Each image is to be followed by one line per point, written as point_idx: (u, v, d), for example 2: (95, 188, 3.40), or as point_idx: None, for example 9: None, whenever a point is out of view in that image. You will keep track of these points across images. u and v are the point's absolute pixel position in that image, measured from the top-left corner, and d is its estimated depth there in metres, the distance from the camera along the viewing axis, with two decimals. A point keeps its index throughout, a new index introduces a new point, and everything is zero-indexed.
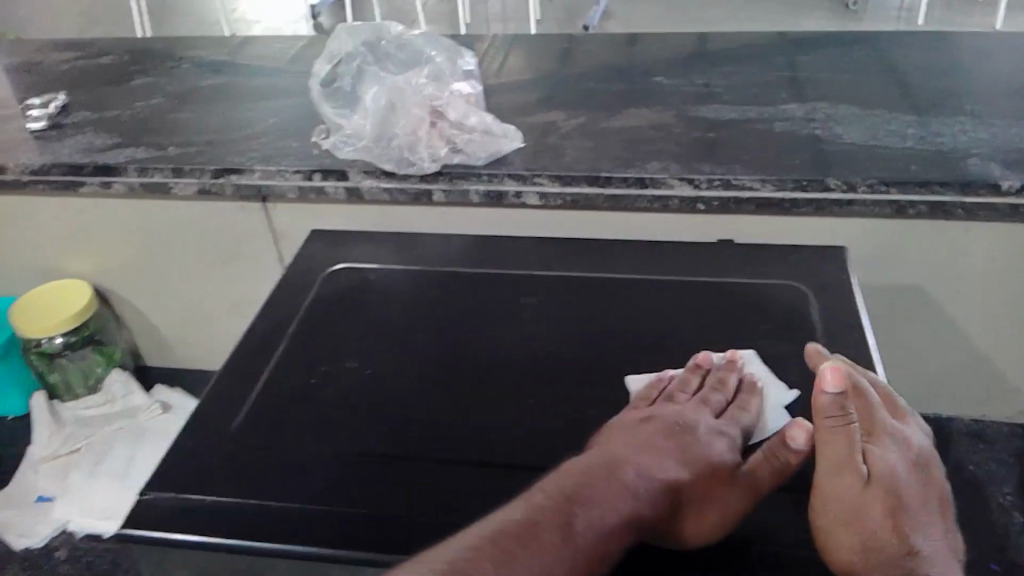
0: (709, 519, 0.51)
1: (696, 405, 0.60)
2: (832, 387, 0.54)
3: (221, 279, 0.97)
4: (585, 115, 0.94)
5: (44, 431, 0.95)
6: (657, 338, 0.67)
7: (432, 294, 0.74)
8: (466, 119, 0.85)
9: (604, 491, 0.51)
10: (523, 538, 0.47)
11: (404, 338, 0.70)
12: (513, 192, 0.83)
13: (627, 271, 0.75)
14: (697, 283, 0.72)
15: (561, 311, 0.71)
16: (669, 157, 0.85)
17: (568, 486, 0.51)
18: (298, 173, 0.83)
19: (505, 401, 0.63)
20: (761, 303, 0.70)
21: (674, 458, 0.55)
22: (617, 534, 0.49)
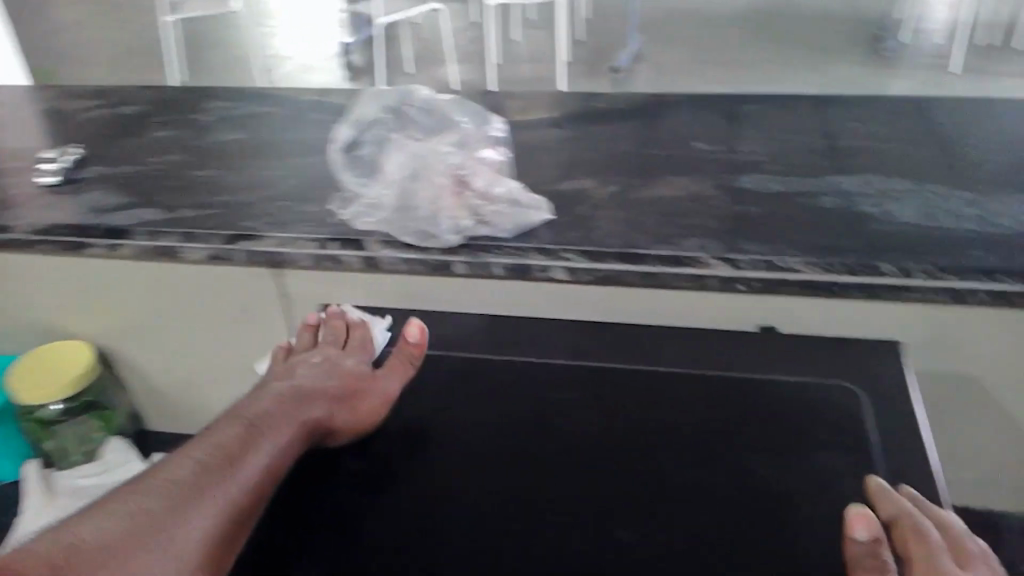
0: (349, 412, 0.70)
1: (326, 346, 0.76)
2: (861, 534, 0.50)
3: (230, 345, 0.93)
4: (620, 183, 0.89)
5: (35, 502, 0.90)
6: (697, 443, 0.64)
7: (458, 393, 0.72)
8: (493, 188, 0.80)
9: (272, 410, 0.67)
10: (223, 462, 0.61)
11: (448, 430, 0.69)
12: (539, 265, 0.78)
13: (658, 360, 0.72)
14: (728, 377, 0.69)
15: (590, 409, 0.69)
16: (708, 233, 0.80)
17: (244, 427, 0.64)
18: (313, 242, 0.78)
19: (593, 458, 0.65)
20: (805, 408, 0.65)
21: (312, 398, 0.70)
22: (292, 428, 0.66)
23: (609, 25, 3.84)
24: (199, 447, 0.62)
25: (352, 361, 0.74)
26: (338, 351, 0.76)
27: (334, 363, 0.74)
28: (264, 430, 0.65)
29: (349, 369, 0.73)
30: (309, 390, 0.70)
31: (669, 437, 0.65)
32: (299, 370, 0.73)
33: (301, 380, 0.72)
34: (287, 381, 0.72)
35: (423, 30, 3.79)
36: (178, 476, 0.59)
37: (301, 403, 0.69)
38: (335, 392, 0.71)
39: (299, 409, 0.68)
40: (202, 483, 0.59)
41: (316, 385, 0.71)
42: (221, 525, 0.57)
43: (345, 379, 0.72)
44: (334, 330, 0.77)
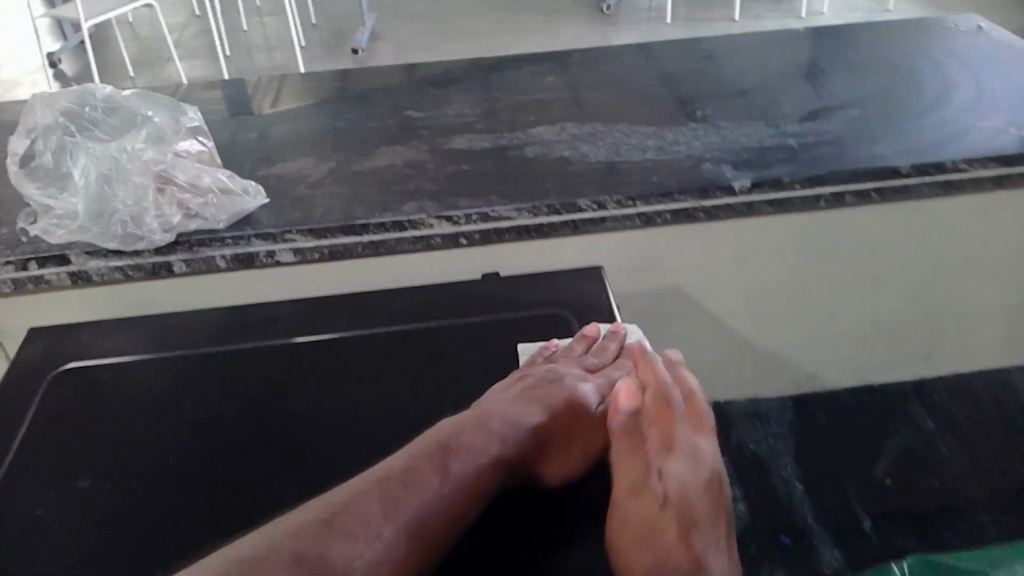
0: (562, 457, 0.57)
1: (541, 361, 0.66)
2: None
3: None
4: (338, 159, 0.90)
5: None
6: (438, 383, 0.65)
7: (203, 386, 0.66)
8: (199, 180, 0.78)
9: (460, 434, 0.55)
10: (315, 530, 0.47)
11: (209, 417, 0.63)
12: (264, 251, 0.78)
13: (409, 318, 0.72)
14: (456, 325, 0.71)
15: (325, 372, 0.67)
16: (426, 195, 0.83)
17: (365, 482, 0.51)
18: (9, 265, 0.74)
19: (400, 402, 0.63)
20: (524, 339, 0.69)
21: (520, 427, 0.57)
22: (494, 471, 0.54)
23: (340, 5, 3.78)
24: (330, 502, 0.49)
25: (571, 387, 0.61)
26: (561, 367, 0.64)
27: (562, 383, 0.62)
28: (406, 485, 0.51)
29: (491, 400, 0.60)
30: (508, 416, 0.57)
31: (420, 392, 0.64)
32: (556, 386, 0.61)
33: (502, 404, 0.59)
34: (487, 402, 0.59)
35: (140, 28, 3.53)
36: (257, 546, 0.46)
37: (498, 433, 0.56)
38: (563, 420, 0.59)
39: (504, 444, 0.55)
40: (292, 552, 0.45)
41: (534, 408, 0.59)
42: None
43: (535, 405, 0.59)
44: (567, 351, 0.67)
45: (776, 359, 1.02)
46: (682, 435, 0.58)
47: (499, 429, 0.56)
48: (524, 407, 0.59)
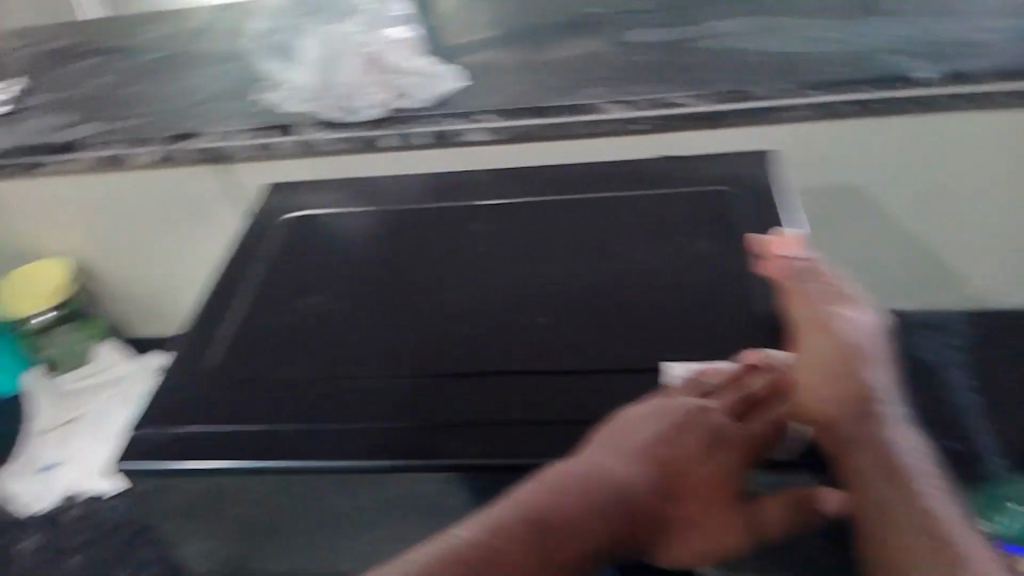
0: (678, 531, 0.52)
1: (686, 396, 0.57)
2: (788, 254, 0.62)
3: (190, 243, 1.00)
4: (524, 48, 0.96)
5: (48, 406, 0.99)
6: (604, 243, 0.71)
7: (403, 237, 0.77)
8: (405, 63, 0.88)
9: (568, 506, 0.51)
10: None
11: (408, 263, 0.74)
12: (457, 130, 0.86)
13: (584, 189, 0.78)
14: (620, 197, 0.76)
15: (505, 233, 0.75)
16: (604, 81, 0.87)
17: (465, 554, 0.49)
18: (248, 132, 0.87)
19: (570, 255, 0.71)
20: (686, 209, 0.73)
21: (625, 490, 0.52)
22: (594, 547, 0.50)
23: None
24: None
25: (708, 450, 0.54)
26: (708, 420, 0.56)
27: (698, 449, 0.54)
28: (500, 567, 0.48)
29: (615, 464, 0.53)
30: (622, 479, 0.53)
31: (582, 252, 0.71)
32: (693, 457, 0.54)
33: (623, 478, 0.53)
34: (610, 468, 0.53)
35: None
36: None
37: (603, 501, 0.51)
38: (686, 505, 0.53)
39: (609, 517, 0.51)
40: None
41: (647, 468, 0.54)
42: None
43: (652, 461, 0.54)
44: (721, 383, 0.58)
45: (955, 266, 1.00)
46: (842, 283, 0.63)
47: (603, 497, 0.51)
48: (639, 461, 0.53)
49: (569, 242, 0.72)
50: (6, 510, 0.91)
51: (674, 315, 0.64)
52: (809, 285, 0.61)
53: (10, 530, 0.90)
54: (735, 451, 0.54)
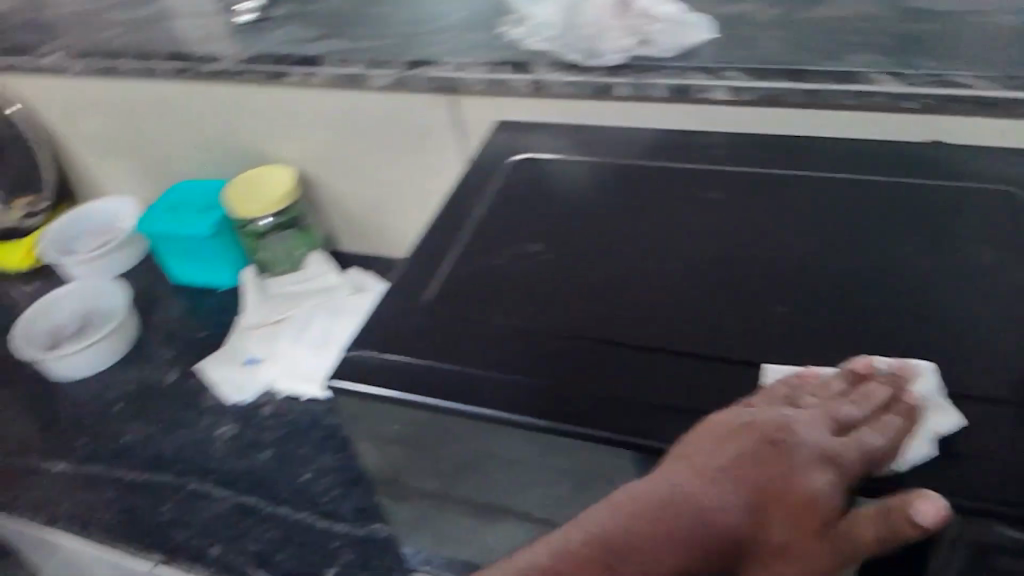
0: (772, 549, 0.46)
1: (773, 407, 0.51)
2: None
3: (411, 169, 1.02)
4: (785, 7, 0.88)
5: (256, 303, 1.04)
6: (853, 234, 0.67)
7: (636, 195, 0.75)
8: (655, 8, 0.83)
9: (639, 524, 0.47)
10: None
11: (639, 224, 0.72)
12: (701, 86, 0.80)
13: (833, 167, 0.73)
14: (872, 181, 0.71)
15: (745, 207, 0.71)
16: (876, 50, 0.79)
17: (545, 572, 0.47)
18: (484, 66, 0.86)
19: (814, 241, 0.67)
20: (952, 209, 0.67)
21: (706, 504, 0.47)
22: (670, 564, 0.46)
23: None
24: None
25: (812, 467, 0.47)
26: (798, 436, 0.48)
27: (786, 467, 0.47)
28: None
29: (685, 482, 0.48)
30: (696, 493, 0.47)
31: (829, 239, 0.67)
32: (774, 474, 0.47)
33: (682, 492, 0.47)
34: (683, 488, 0.48)
35: None
36: None
37: (678, 516, 0.47)
38: (768, 528, 0.46)
39: (688, 532, 0.46)
40: None
41: (724, 479, 0.47)
42: None
43: (728, 469, 0.48)
44: (814, 395, 0.52)
45: None
46: None
47: (678, 515, 0.47)
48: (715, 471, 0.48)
49: (805, 229, 0.68)
50: (214, 394, 0.97)
51: (909, 326, 0.59)
52: None
53: (213, 413, 0.96)
54: (830, 470, 0.47)
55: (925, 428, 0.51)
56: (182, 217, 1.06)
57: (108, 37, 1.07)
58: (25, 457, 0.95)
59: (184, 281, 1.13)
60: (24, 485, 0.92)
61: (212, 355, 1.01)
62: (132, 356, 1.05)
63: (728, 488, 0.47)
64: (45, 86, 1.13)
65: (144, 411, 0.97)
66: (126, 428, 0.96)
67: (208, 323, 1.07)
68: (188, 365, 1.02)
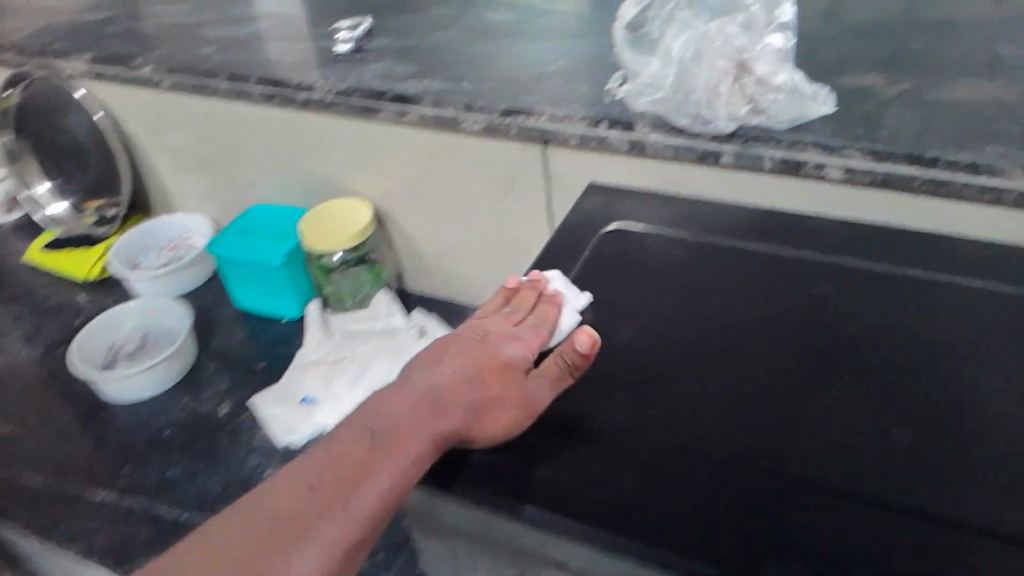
0: (509, 404, 0.59)
1: (471, 323, 0.67)
2: None
3: (490, 217, 0.97)
4: (910, 81, 0.80)
5: (315, 340, 1.00)
6: (985, 358, 0.60)
7: (737, 280, 0.70)
8: (774, 76, 0.75)
9: (428, 389, 0.58)
10: (330, 489, 0.50)
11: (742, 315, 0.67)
12: (815, 163, 0.74)
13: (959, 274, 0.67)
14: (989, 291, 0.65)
15: (862, 307, 0.66)
16: (1016, 142, 0.71)
17: (363, 435, 0.54)
18: (583, 120, 0.81)
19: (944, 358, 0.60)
20: None
21: (468, 372, 0.60)
22: (453, 411, 0.57)
23: None
24: (278, 500, 0.50)
25: (447, 349, 0.63)
26: (482, 332, 0.65)
27: (487, 346, 0.63)
28: (389, 439, 0.54)
29: (437, 369, 0.60)
30: (464, 367, 0.60)
31: (962, 359, 0.60)
32: (495, 355, 0.62)
33: (437, 377, 0.59)
34: (435, 369, 0.60)
35: None
36: (279, 509, 0.49)
37: (458, 384, 0.59)
38: (493, 391, 0.59)
39: (468, 391, 0.59)
40: (300, 522, 0.49)
41: (469, 356, 0.62)
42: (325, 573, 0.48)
43: (479, 350, 0.62)
44: (487, 312, 0.69)
45: None
46: None
47: (450, 382, 0.59)
48: (460, 354, 0.62)
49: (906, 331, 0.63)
50: (263, 433, 0.93)
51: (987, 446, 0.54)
52: None
53: (260, 454, 0.91)
54: (506, 351, 0.63)
55: (567, 308, 0.68)
56: (252, 246, 1.03)
57: (202, 55, 1.06)
58: (64, 482, 0.90)
59: (248, 307, 1.10)
60: (61, 510, 0.87)
61: (264, 392, 0.97)
62: (187, 382, 1.01)
63: (476, 361, 0.61)
64: (132, 97, 1.12)
65: (190, 444, 0.93)
66: (171, 461, 0.91)
67: (266, 356, 1.03)
68: (241, 399, 0.98)
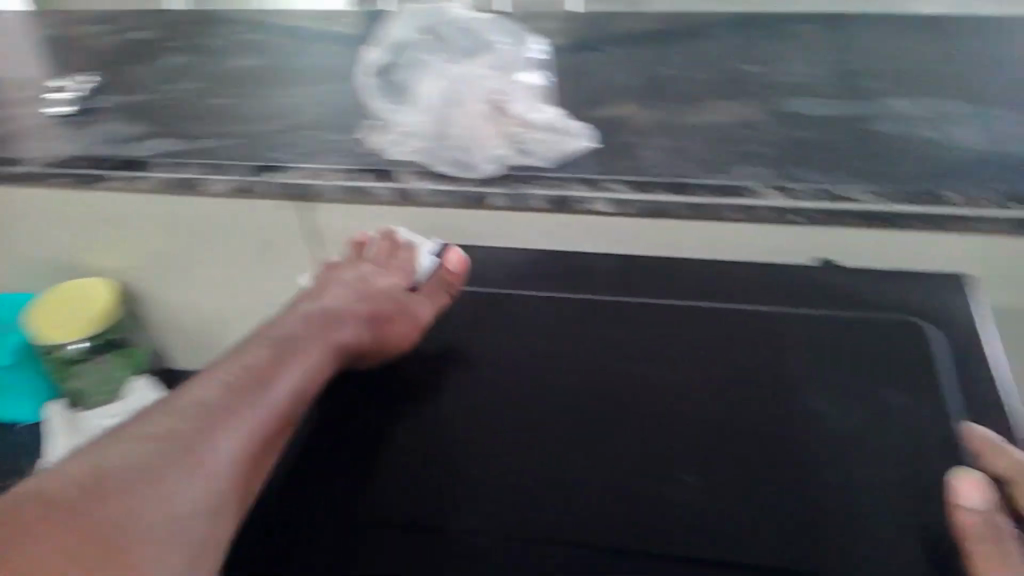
0: (399, 322, 0.71)
1: (343, 275, 0.76)
2: (976, 502, 0.48)
3: (259, 281, 0.90)
4: (661, 108, 0.82)
5: (61, 443, 0.87)
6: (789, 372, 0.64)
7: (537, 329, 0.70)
8: (532, 115, 0.75)
9: (300, 326, 0.66)
10: (206, 413, 0.55)
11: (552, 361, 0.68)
12: (583, 198, 0.73)
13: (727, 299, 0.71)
14: (744, 309, 0.69)
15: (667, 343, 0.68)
16: (760, 161, 0.74)
17: (225, 380, 0.58)
18: (343, 173, 0.75)
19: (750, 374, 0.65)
20: (886, 348, 0.64)
21: (342, 310, 0.70)
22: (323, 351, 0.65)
23: None
24: (184, 401, 0.56)
25: (327, 291, 0.73)
26: (358, 274, 0.75)
27: (364, 284, 0.74)
28: (271, 370, 0.60)
29: (309, 309, 0.70)
30: (343, 307, 0.71)
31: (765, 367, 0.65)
32: (373, 289, 0.74)
33: (297, 325, 0.66)
34: (306, 311, 0.70)
35: None
36: (156, 433, 0.53)
37: (333, 323, 0.68)
38: (335, 337, 0.67)
39: (343, 325, 0.68)
40: (188, 433, 0.53)
41: (343, 299, 0.72)
42: (236, 468, 0.54)
43: (353, 292, 0.73)
44: (348, 268, 0.76)
45: None
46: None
47: (322, 317, 0.68)
48: (336, 296, 0.72)
49: (697, 358, 0.66)
50: None
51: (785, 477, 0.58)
52: (1009, 529, 0.48)
53: None
54: (388, 284, 0.75)
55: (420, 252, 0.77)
56: None
57: None
58: None
59: None
60: None
61: None
62: None
63: (349, 302, 0.72)
64: None
65: None
66: None
67: (9, 472, 0.88)
68: None
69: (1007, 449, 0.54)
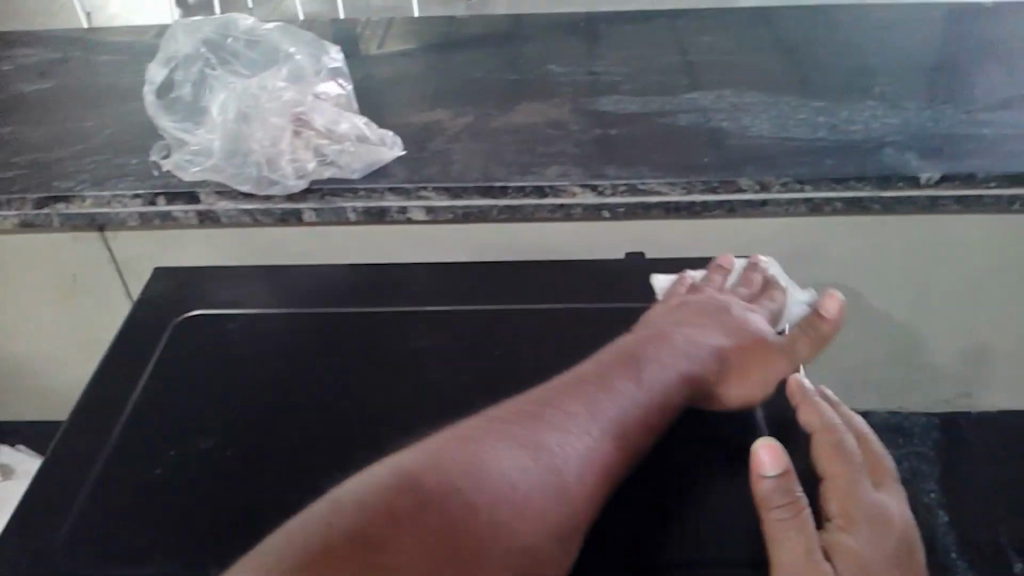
0: (747, 382, 0.58)
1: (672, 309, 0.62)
2: (772, 472, 0.47)
3: (66, 318, 0.84)
4: (472, 113, 0.82)
5: None
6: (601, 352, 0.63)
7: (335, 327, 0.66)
8: (336, 126, 0.74)
9: (606, 367, 0.54)
10: (513, 446, 0.48)
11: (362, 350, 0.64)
12: (396, 208, 0.72)
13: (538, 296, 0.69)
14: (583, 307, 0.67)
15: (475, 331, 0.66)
16: (568, 161, 0.74)
17: (536, 408, 0.51)
18: (138, 199, 0.71)
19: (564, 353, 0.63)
20: None
21: (671, 350, 0.56)
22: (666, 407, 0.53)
23: None
24: (500, 409, 0.51)
25: (711, 330, 0.59)
26: (741, 314, 0.62)
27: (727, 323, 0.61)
28: (579, 398, 0.51)
29: (599, 357, 0.55)
30: (665, 350, 0.56)
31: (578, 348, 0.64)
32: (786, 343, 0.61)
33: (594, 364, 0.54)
34: (632, 347, 0.56)
35: None
36: (454, 464, 0.46)
37: (658, 364, 0.55)
38: (656, 389, 0.53)
39: (672, 372, 0.55)
40: (489, 468, 0.46)
41: (684, 342, 0.57)
42: (542, 526, 0.45)
43: (690, 337, 0.58)
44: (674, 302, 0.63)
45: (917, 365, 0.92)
46: (845, 444, 0.53)
47: (646, 358, 0.55)
48: (701, 338, 0.58)
49: (508, 341, 0.64)
50: None
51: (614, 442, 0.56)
52: (801, 496, 0.48)
53: None
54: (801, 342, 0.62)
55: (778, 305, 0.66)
56: None
57: None
58: None
59: None
60: None
61: None
62: None
63: (690, 347, 0.57)
64: None
65: None
66: None
67: None
68: None
69: (817, 404, 0.55)
